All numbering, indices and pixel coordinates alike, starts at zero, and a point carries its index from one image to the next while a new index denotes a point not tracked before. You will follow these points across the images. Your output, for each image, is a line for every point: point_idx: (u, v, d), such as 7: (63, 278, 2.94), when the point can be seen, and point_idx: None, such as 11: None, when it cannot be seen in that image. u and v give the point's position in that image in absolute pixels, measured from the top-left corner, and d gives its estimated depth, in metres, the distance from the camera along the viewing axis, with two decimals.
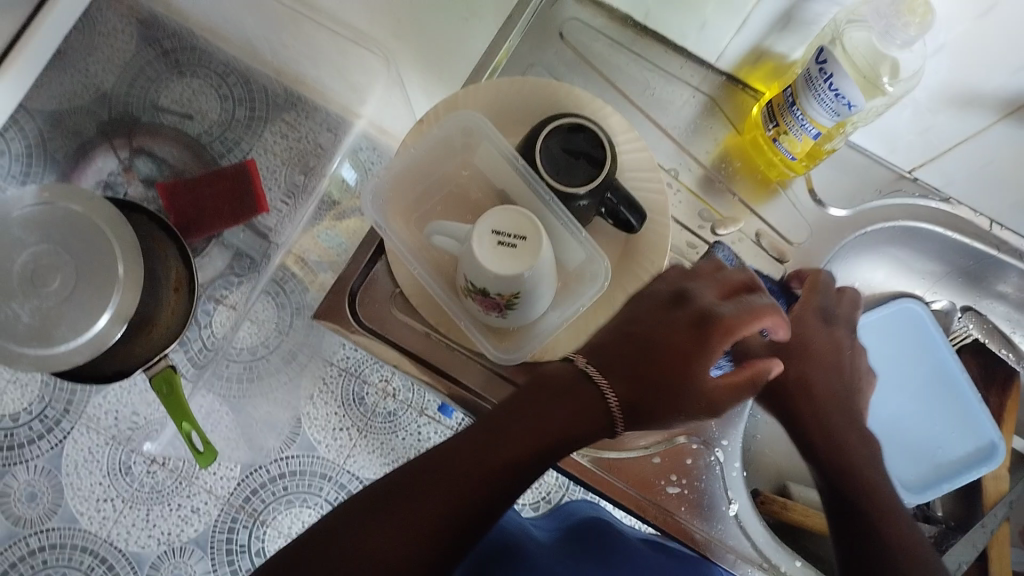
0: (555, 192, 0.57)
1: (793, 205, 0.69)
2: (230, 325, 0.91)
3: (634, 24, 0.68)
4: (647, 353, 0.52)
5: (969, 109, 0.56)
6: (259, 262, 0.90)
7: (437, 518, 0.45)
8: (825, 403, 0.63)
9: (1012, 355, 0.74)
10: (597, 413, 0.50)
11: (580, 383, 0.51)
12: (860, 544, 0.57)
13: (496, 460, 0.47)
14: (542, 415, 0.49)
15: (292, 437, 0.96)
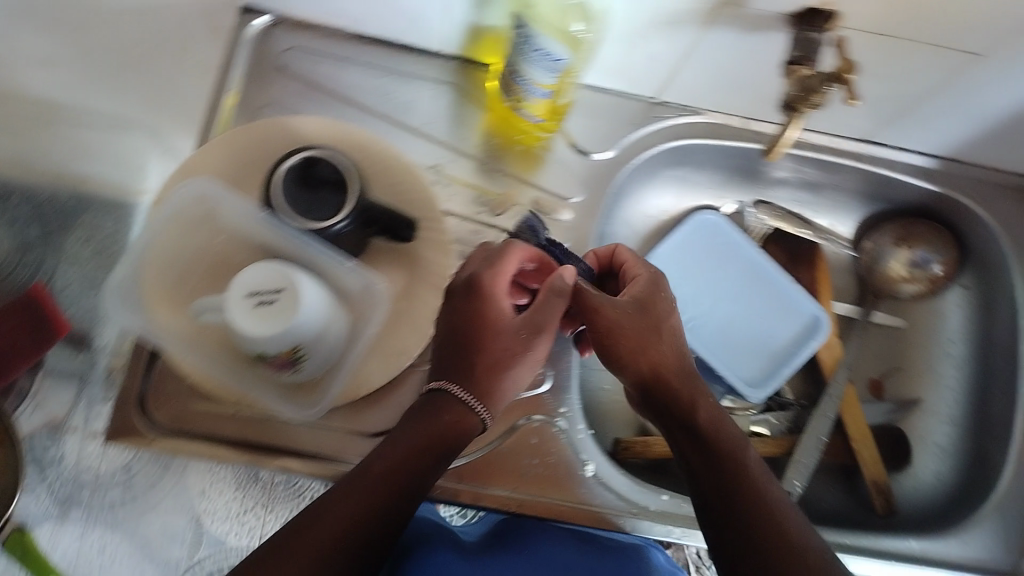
0: (308, 232, 0.55)
1: (563, 165, 0.69)
2: (83, 451, 0.62)
3: (356, 36, 0.66)
4: (478, 339, 0.52)
5: (676, 29, 0.55)
6: (90, 377, 0.63)
7: (331, 545, 0.45)
8: (688, 382, 0.54)
9: (811, 231, 0.77)
10: (464, 420, 0.52)
11: (435, 400, 0.52)
12: (719, 514, 0.50)
13: (374, 480, 0.47)
14: (412, 431, 0.50)
15: (198, 541, 0.66)
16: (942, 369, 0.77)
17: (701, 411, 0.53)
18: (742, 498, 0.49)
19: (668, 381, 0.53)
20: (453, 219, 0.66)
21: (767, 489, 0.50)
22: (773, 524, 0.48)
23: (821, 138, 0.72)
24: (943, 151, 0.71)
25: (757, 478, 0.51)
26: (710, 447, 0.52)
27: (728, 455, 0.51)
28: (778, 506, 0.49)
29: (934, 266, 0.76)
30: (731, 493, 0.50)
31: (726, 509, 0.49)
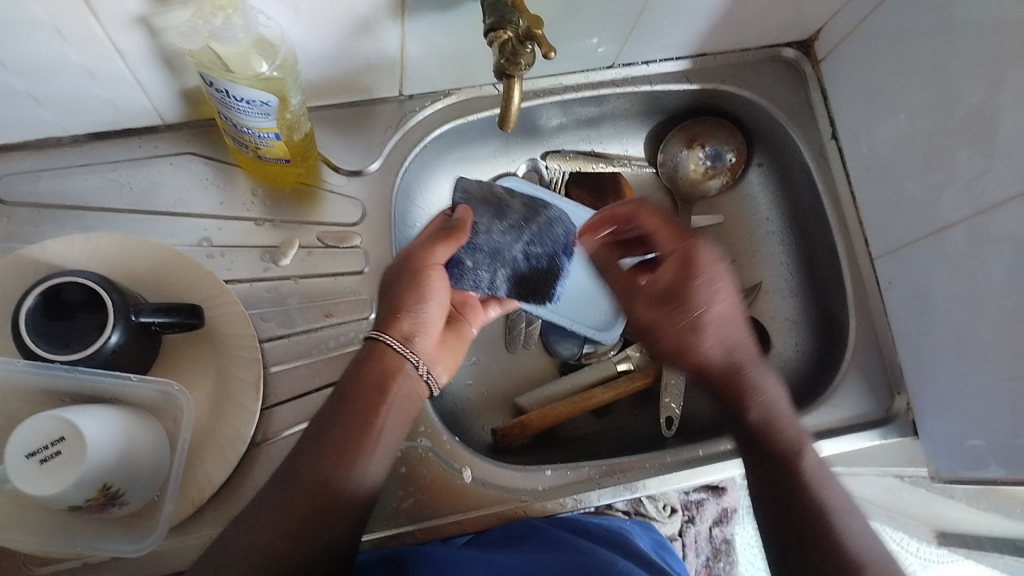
0: (73, 364, 0.51)
1: (337, 193, 0.67)
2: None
3: (71, 138, 0.62)
4: (403, 290, 0.58)
5: (376, 28, 0.55)
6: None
7: (311, 477, 0.50)
8: (748, 375, 0.50)
9: (605, 163, 0.78)
10: (399, 373, 0.56)
11: (385, 352, 0.55)
12: (775, 515, 0.48)
13: (342, 420, 0.52)
14: (355, 391, 0.54)
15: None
16: (769, 247, 0.79)
17: (753, 407, 0.50)
18: (805, 505, 0.47)
19: (729, 377, 0.50)
20: (240, 286, 0.63)
21: (828, 497, 0.48)
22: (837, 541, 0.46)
23: (575, 78, 0.71)
24: (687, 50, 0.72)
25: (824, 486, 0.48)
26: (763, 438, 0.50)
27: (792, 457, 0.49)
28: (845, 524, 0.46)
29: (727, 156, 0.79)
30: (791, 498, 0.48)
31: (788, 508, 0.48)
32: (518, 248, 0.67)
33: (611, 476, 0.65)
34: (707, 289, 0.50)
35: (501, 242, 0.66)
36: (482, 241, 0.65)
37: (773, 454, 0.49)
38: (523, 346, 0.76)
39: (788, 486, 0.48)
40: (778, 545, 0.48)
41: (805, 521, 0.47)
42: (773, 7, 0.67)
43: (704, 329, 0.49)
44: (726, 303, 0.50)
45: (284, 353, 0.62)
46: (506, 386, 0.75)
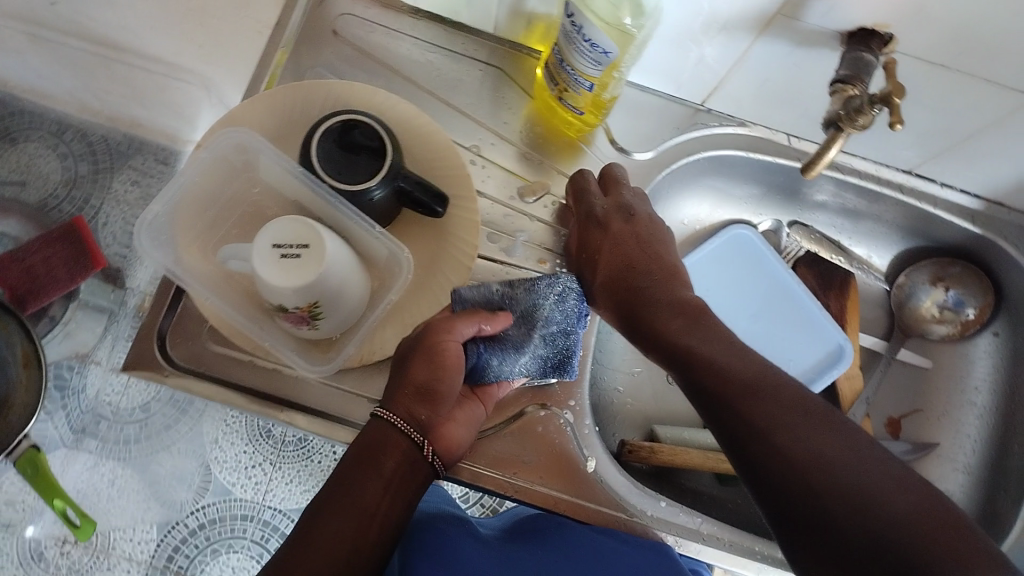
0: (337, 193, 0.55)
1: (598, 160, 0.68)
2: (105, 382, 0.79)
3: (413, 11, 0.67)
4: (422, 368, 0.53)
5: (729, 35, 0.56)
6: (118, 315, 0.80)
7: (351, 520, 0.47)
8: (659, 292, 0.53)
9: (844, 258, 0.77)
10: (409, 449, 0.51)
11: (388, 431, 0.51)
12: (759, 478, 0.43)
13: (368, 463, 0.50)
14: (367, 467, 0.49)
15: (204, 488, 0.77)
16: (963, 417, 0.75)
17: (677, 313, 0.52)
18: (777, 461, 0.42)
19: (643, 288, 0.54)
20: (485, 200, 0.66)
21: (802, 442, 0.42)
22: (817, 472, 0.41)
23: (865, 165, 0.70)
24: (986, 191, 0.70)
25: (750, 389, 0.45)
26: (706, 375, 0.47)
27: (722, 384, 0.46)
28: (829, 447, 0.42)
29: (968, 311, 0.75)
30: (768, 454, 0.43)
31: (763, 461, 0.43)
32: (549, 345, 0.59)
33: (717, 538, 0.64)
34: (619, 259, 0.57)
35: (534, 350, 0.58)
36: (516, 354, 0.57)
37: (699, 368, 0.47)
38: None
39: (725, 406, 0.45)
40: (776, 513, 0.42)
41: (752, 446, 0.43)
42: None
43: (601, 254, 0.58)
44: (643, 273, 0.55)
45: (490, 275, 0.65)
46: (651, 410, 0.75)
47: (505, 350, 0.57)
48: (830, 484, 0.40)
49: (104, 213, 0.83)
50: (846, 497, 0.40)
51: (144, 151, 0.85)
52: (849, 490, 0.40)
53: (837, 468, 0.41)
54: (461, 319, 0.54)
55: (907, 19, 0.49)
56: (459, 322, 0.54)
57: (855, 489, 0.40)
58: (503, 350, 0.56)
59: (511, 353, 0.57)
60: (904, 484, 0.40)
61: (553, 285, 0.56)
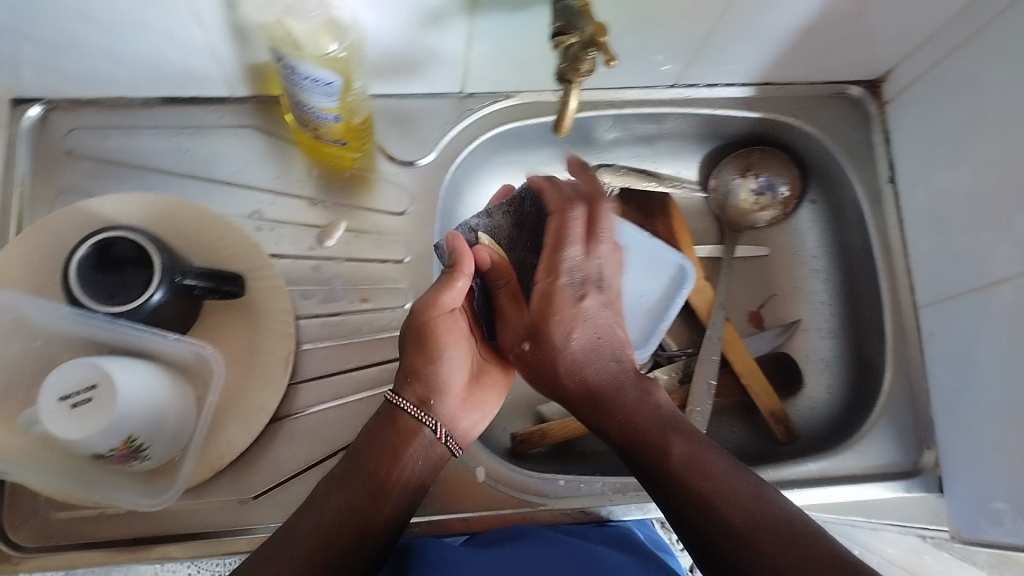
0: (114, 318, 0.52)
1: (386, 179, 0.67)
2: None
3: (142, 100, 0.64)
4: (424, 351, 0.56)
5: (444, 22, 0.56)
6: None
7: (362, 500, 0.51)
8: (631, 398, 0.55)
9: (659, 183, 0.78)
10: (420, 437, 0.55)
11: (399, 417, 0.55)
12: (681, 515, 0.50)
13: (383, 450, 0.53)
14: (383, 455, 0.53)
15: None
16: (812, 285, 0.78)
17: (649, 421, 0.54)
18: (697, 503, 0.49)
19: (605, 398, 0.55)
20: (285, 261, 0.64)
21: (719, 485, 0.49)
22: (730, 511, 0.48)
23: (635, 94, 0.71)
24: (751, 77, 0.72)
25: (730, 499, 0.48)
26: (640, 444, 0.53)
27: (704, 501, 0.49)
28: (738, 491, 0.49)
29: (781, 189, 0.78)
30: (696, 498, 0.49)
31: (687, 505, 0.49)
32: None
33: (624, 494, 0.64)
34: (564, 329, 0.56)
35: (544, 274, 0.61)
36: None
37: (681, 476, 0.50)
38: None
39: (675, 475, 0.51)
40: (695, 544, 0.49)
41: (697, 511, 0.49)
42: (841, 44, 0.67)
43: (565, 325, 0.56)
44: (574, 351, 0.56)
45: (317, 332, 0.63)
46: (531, 393, 0.75)
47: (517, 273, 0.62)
48: (741, 521, 0.47)
49: None
50: (758, 531, 0.46)
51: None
52: (758, 532, 0.46)
53: (751, 519, 0.47)
54: (444, 283, 0.57)
55: None
56: (442, 287, 0.56)
57: (761, 532, 0.46)
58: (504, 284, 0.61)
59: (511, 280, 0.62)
60: (798, 528, 0.46)
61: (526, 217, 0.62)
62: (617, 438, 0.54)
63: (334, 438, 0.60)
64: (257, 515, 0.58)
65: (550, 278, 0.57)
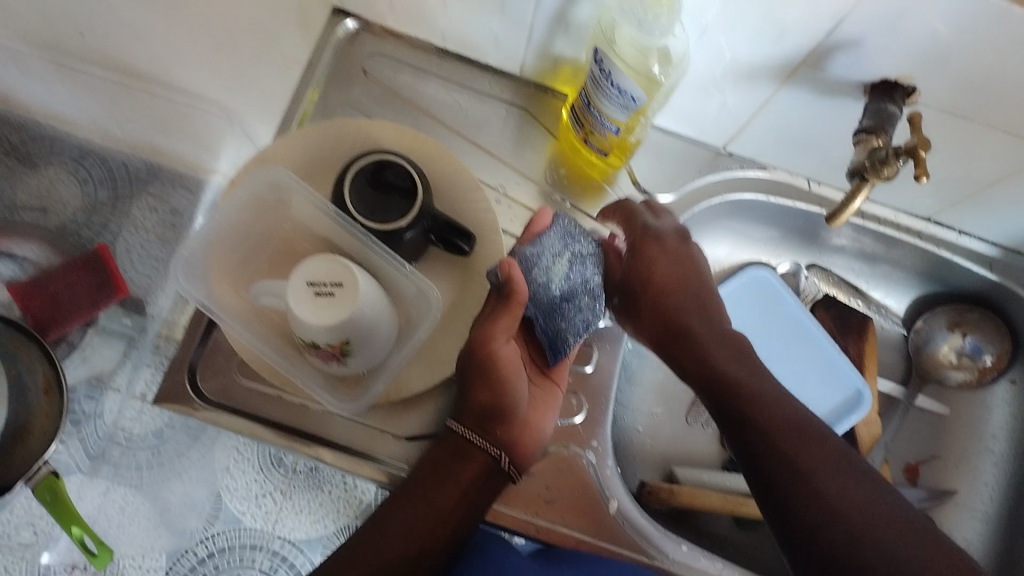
0: (372, 232, 0.57)
1: (621, 200, 0.70)
2: (122, 409, 0.82)
3: (438, 51, 0.69)
4: (481, 381, 0.56)
5: (752, 81, 0.58)
6: (139, 341, 0.82)
7: (427, 521, 0.54)
8: (709, 334, 0.58)
9: (863, 301, 0.78)
10: (480, 462, 0.56)
11: (463, 446, 0.56)
12: (740, 444, 0.52)
13: (447, 476, 0.55)
14: (444, 477, 0.55)
15: (214, 515, 0.79)
16: (981, 464, 0.75)
17: (721, 351, 0.57)
18: (759, 435, 0.51)
19: (686, 328, 0.59)
20: (511, 238, 0.67)
21: (777, 415, 0.52)
22: (789, 441, 0.50)
23: (887, 212, 0.72)
24: (1004, 239, 0.71)
25: (792, 430, 0.51)
26: (711, 372, 0.56)
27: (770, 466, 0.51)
28: (799, 426, 0.51)
29: (985, 357, 0.75)
30: (760, 427, 0.51)
31: (749, 433, 0.52)
32: (593, 271, 0.60)
33: None
34: (672, 271, 0.60)
35: (576, 329, 0.59)
36: (570, 303, 0.58)
37: (740, 404, 0.53)
38: (703, 425, 0.76)
39: (735, 404, 0.53)
40: (751, 470, 0.51)
41: (758, 438, 0.51)
42: None
43: (657, 271, 0.60)
44: (681, 285, 0.60)
45: None
46: (670, 451, 0.75)
47: (567, 299, 0.57)
48: (798, 453, 0.49)
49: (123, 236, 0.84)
50: (811, 465, 0.49)
51: (161, 177, 0.85)
52: (810, 470, 0.49)
53: (807, 456, 0.49)
54: (500, 313, 0.55)
55: (929, 69, 0.51)
56: (496, 316, 0.55)
57: (809, 469, 0.49)
58: (560, 309, 0.57)
59: (566, 305, 0.57)
60: (855, 473, 0.48)
61: (577, 251, 0.60)
62: (686, 370, 0.58)
63: None
64: (407, 456, 0.60)
65: (657, 239, 0.61)
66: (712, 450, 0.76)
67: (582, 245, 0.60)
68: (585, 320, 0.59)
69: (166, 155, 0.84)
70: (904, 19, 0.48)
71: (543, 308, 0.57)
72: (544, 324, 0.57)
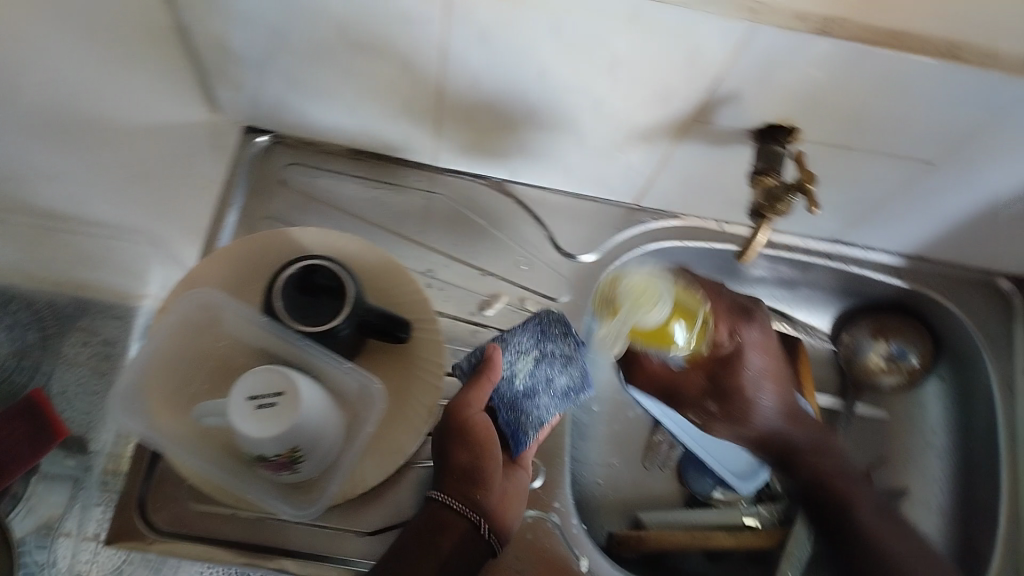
0: (306, 334, 0.58)
1: (546, 267, 0.72)
2: (76, 554, 0.81)
3: (349, 152, 0.72)
4: (451, 446, 0.58)
5: (651, 141, 0.62)
6: (85, 480, 0.82)
7: None
8: None
9: (790, 324, 0.81)
10: (462, 530, 0.56)
11: (441, 513, 0.57)
12: None
13: (428, 549, 0.55)
14: (425, 548, 0.55)
15: None
16: (926, 460, 0.79)
17: None
18: None
19: None
20: (446, 320, 0.69)
21: None
22: None
23: (792, 239, 0.76)
24: (906, 248, 0.75)
25: None
26: None
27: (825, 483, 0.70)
28: None
29: (912, 359, 0.78)
30: None
31: None
32: (561, 370, 0.63)
33: None
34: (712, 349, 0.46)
35: (530, 422, 0.63)
36: (530, 399, 0.62)
37: None
38: (659, 468, 0.78)
39: None
40: None
41: None
42: (999, 238, 0.71)
43: None
44: None
45: None
46: (632, 498, 0.77)
47: (527, 395, 0.62)
48: None
49: (55, 375, 0.85)
50: None
51: (91, 309, 0.85)
52: None
53: None
54: (472, 386, 0.60)
55: (806, 112, 0.56)
56: (470, 389, 0.60)
57: None
58: (521, 404, 0.62)
59: (526, 402, 0.62)
60: None
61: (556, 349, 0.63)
62: None
63: None
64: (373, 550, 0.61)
65: None
66: (671, 490, 0.78)
67: (554, 344, 0.63)
68: (539, 414, 0.63)
69: (82, 286, 0.83)
70: (775, 73, 0.52)
71: (505, 397, 0.62)
72: (504, 414, 0.62)
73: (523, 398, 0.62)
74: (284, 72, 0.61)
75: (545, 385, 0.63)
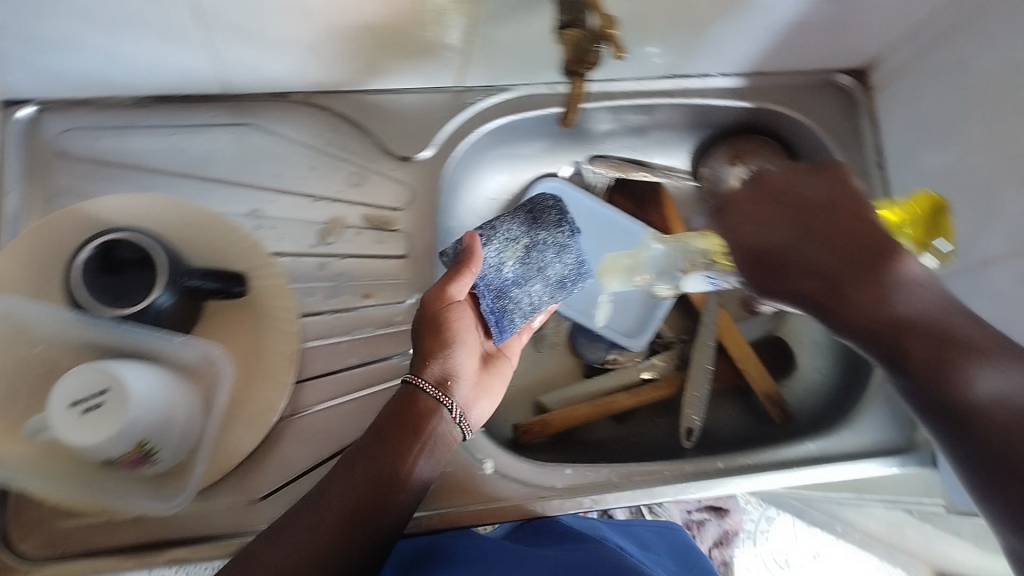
0: (124, 318, 0.52)
1: (381, 175, 0.67)
2: None
3: (134, 100, 0.64)
4: (428, 337, 0.57)
5: (447, 15, 0.56)
6: None
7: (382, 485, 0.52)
8: None
9: (650, 171, 0.77)
10: (435, 413, 0.55)
11: (418, 397, 0.55)
12: None
13: (395, 435, 0.53)
14: (399, 430, 0.54)
15: None
16: None
17: None
18: None
19: None
20: (286, 258, 0.64)
21: None
22: None
23: (629, 85, 0.72)
24: (744, 67, 0.73)
25: None
26: None
27: (839, 290, 0.50)
28: None
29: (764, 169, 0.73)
30: None
31: None
32: (555, 256, 0.61)
33: (629, 480, 0.64)
34: None
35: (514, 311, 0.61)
36: (519, 288, 0.61)
37: None
38: (551, 346, 0.77)
39: None
40: None
41: None
42: (828, 35, 0.68)
43: None
44: None
45: (323, 329, 0.63)
46: (530, 383, 0.75)
47: (516, 284, 0.60)
48: None
49: None
50: None
51: None
52: None
53: None
54: (454, 277, 0.57)
55: None
56: (450, 279, 0.57)
57: None
58: (509, 293, 0.60)
59: (514, 290, 0.61)
60: None
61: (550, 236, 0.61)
62: None
63: (340, 435, 0.60)
64: (267, 514, 0.58)
65: None
66: (568, 364, 0.77)
67: (546, 232, 0.61)
68: (525, 302, 0.62)
69: None
70: None
71: (492, 288, 0.60)
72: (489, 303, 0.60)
73: (510, 287, 0.60)
74: (7, 31, 0.52)
75: (533, 275, 0.61)
